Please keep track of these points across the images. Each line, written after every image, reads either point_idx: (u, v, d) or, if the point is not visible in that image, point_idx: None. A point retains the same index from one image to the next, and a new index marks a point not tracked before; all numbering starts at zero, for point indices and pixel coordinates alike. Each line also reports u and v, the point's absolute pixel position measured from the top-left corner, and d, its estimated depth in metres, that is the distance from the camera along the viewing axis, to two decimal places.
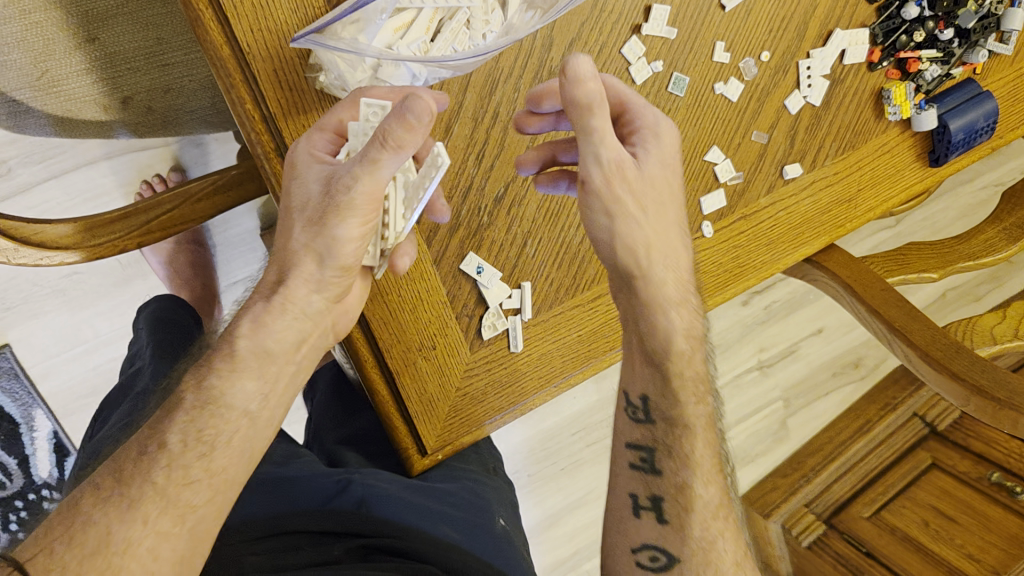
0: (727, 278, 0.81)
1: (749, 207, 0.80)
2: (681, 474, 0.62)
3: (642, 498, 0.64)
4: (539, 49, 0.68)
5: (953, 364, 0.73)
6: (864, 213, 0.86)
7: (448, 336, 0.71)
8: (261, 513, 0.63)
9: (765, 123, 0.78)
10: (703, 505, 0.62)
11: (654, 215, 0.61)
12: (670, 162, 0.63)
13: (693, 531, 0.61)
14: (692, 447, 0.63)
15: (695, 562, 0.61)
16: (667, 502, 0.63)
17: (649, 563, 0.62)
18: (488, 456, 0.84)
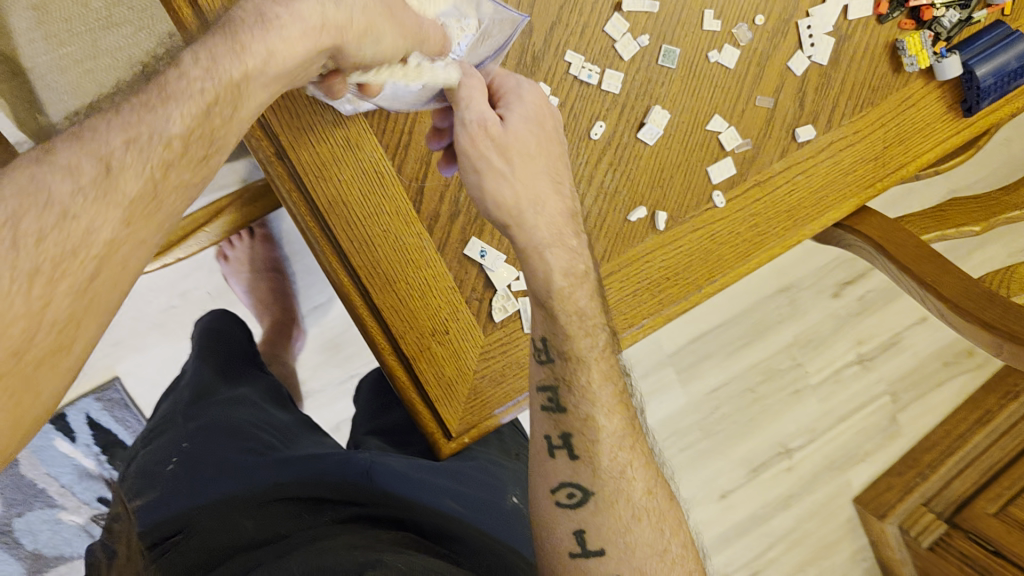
0: (748, 247, 0.81)
1: (763, 172, 0.79)
2: (582, 410, 0.73)
3: (555, 438, 0.74)
4: (520, 37, 0.70)
5: (985, 315, 0.70)
6: (895, 170, 0.83)
7: (460, 319, 0.74)
8: (258, 480, 0.72)
9: (769, 87, 0.78)
10: (610, 435, 0.74)
11: (519, 158, 0.66)
12: (539, 115, 0.68)
13: (603, 462, 0.73)
14: (585, 376, 0.73)
15: (608, 492, 0.72)
16: (576, 439, 0.73)
17: (567, 500, 0.72)
18: (510, 442, 0.91)
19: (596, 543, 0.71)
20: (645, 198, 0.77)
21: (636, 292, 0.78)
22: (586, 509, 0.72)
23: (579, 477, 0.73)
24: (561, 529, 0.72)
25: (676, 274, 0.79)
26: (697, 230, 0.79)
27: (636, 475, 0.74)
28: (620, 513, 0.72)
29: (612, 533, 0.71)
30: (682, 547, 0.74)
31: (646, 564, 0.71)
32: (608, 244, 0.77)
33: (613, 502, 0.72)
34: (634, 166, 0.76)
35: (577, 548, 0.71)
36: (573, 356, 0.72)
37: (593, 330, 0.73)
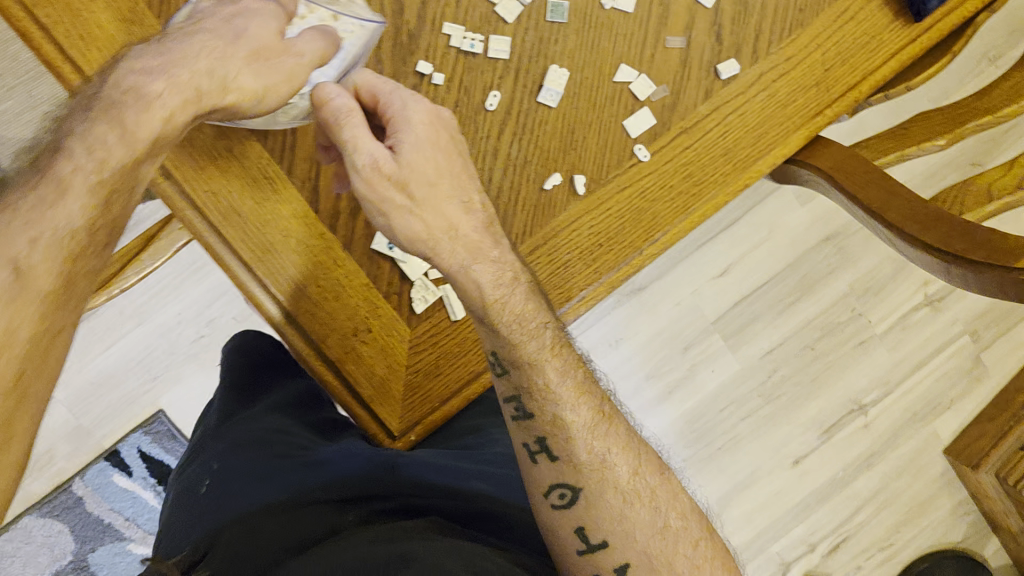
0: (687, 200, 0.75)
1: (688, 118, 0.74)
2: (549, 409, 0.69)
3: (533, 445, 0.69)
4: (392, 15, 0.68)
5: (928, 237, 0.63)
6: (842, 95, 0.76)
7: (381, 314, 0.72)
8: (287, 485, 0.70)
9: (679, 25, 0.73)
10: (581, 428, 0.69)
11: (426, 197, 0.62)
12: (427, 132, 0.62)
13: (581, 456, 0.68)
14: (543, 377, 0.69)
15: (593, 484, 0.67)
16: (550, 440, 0.68)
17: (558, 502, 0.67)
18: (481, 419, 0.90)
19: (598, 536, 0.66)
20: (559, 164, 0.73)
21: (567, 265, 0.74)
22: (577, 506, 0.67)
23: (564, 476, 0.67)
24: (562, 530, 0.66)
25: (608, 239, 0.74)
26: (624, 190, 0.74)
27: (618, 460, 0.69)
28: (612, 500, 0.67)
29: (608, 521, 0.67)
30: (685, 522, 0.68)
31: (651, 546, 0.66)
32: (526, 220, 0.73)
33: (602, 492, 0.67)
34: (542, 132, 0.72)
35: (581, 544, 0.66)
36: (526, 360, 0.68)
37: (537, 330, 0.69)
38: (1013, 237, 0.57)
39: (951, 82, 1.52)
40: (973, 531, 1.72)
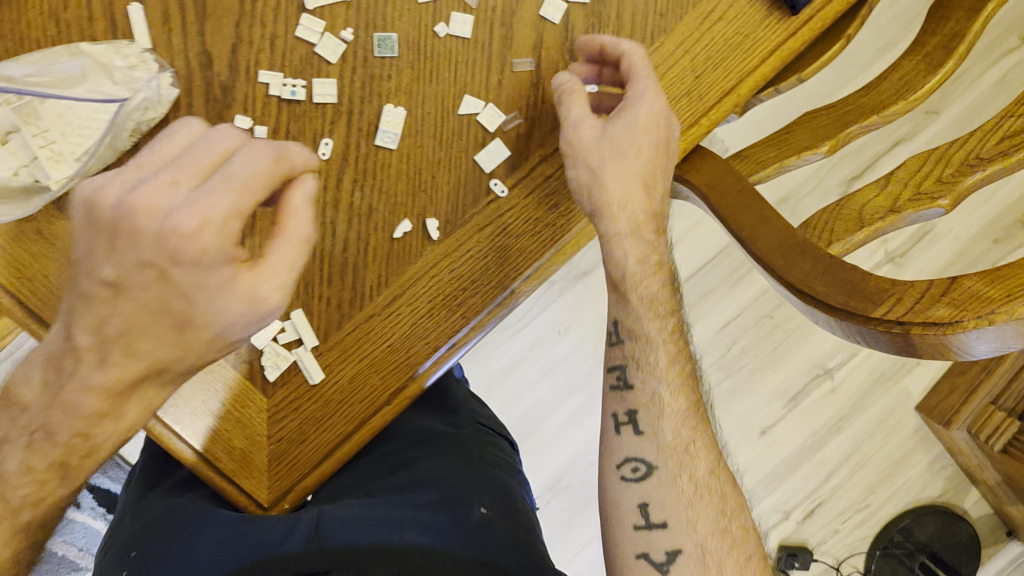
0: (555, 232, 0.70)
1: (545, 146, 0.68)
2: (650, 385, 0.72)
3: (621, 416, 0.72)
4: (199, 69, 0.62)
5: (790, 274, 0.57)
6: (717, 101, 0.69)
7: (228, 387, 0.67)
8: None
9: (526, 47, 0.66)
10: (673, 414, 0.71)
11: (609, 173, 0.66)
12: (664, 125, 0.66)
13: (666, 437, 0.70)
14: (654, 355, 0.72)
15: (672, 466, 0.69)
16: (641, 414, 0.71)
17: (632, 475, 0.70)
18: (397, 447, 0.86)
19: (659, 516, 0.68)
20: (408, 209, 0.67)
21: (430, 313, 0.69)
22: (650, 483, 0.69)
23: (645, 451, 0.70)
24: (626, 502, 0.69)
25: (473, 281, 0.69)
26: (484, 228, 0.68)
27: (699, 451, 0.71)
28: (684, 489, 0.69)
29: (675, 508, 0.68)
30: (743, 530, 0.69)
31: (707, 541, 0.67)
32: (379, 271, 0.68)
33: (677, 476, 0.69)
34: (386, 177, 0.66)
35: (641, 520, 0.68)
36: (643, 336, 0.72)
37: (661, 314, 0.72)
38: (875, 279, 0.52)
39: (897, 28, 1.43)
40: (952, 486, 1.69)
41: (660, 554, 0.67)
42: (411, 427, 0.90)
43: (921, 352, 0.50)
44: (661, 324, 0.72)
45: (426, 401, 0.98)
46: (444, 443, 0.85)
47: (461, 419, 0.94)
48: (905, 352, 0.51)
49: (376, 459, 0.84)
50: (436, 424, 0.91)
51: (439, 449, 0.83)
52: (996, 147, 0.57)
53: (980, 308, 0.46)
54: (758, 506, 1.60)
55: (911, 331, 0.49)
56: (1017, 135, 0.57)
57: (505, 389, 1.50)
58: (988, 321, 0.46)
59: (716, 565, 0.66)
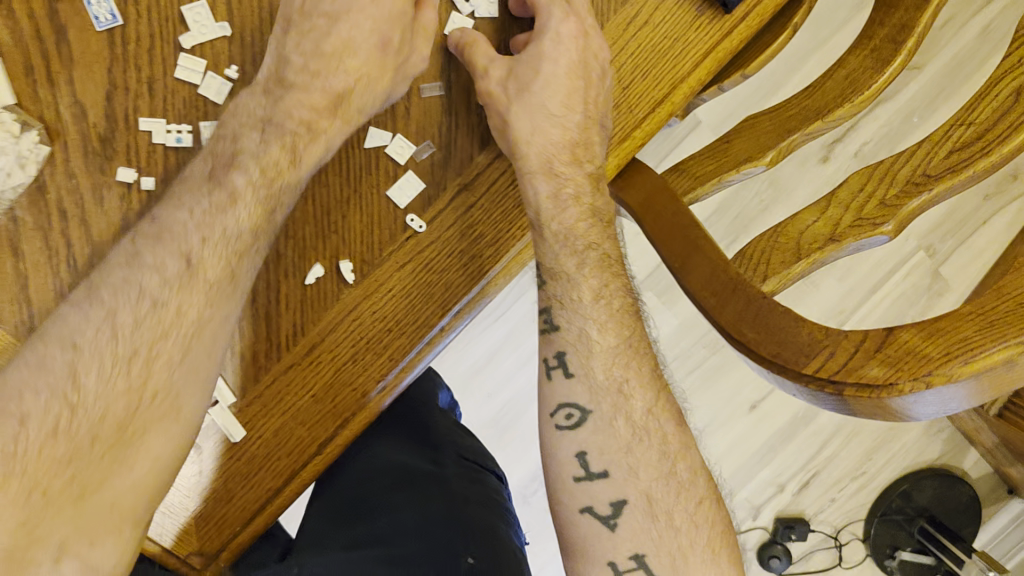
0: (481, 264, 0.64)
1: (464, 173, 0.63)
2: (576, 324, 0.65)
3: (550, 359, 0.66)
4: (72, 122, 0.56)
5: (721, 316, 0.52)
6: (649, 113, 0.64)
7: None
8: None
9: (432, 71, 0.62)
10: (602, 353, 0.65)
11: (521, 112, 0.61)
12: (581, 42, 0.61)
13: (598, 379, 0.65)
14: (577, 293, 0.65)
15: (607, 409, 0.64)
16: (570, 355, 0.65)
17: (566, 422, 0.65)
18: (376, 484, 0.81)
19: (598, 465, 0.64)
20: (319, 252, 0.62)
21: (355, 358, 0.65)
22: (585, 429, 0.64)
23: (577, 395, 0.65)
24: (563, 451, 0.65)
25: (398, 322, 0.64)
26: (405, 265, 0.63)
27: (634, 391, 0.65)
28: (621, 432, 0.64)
29: (615, 452, 0.64)
30: (690, 471, 0.65)
31: (652, 488, 0.64)
32: (295, 319, 0.63)
33: (612, 420, 0.64)
34: (292, 220, 0.61)
35: (580, 471, 0.64)
36: (563, 273, 0.65)
37: (584, 250, 0.65)
38: (807, 326, 0.48)
39: None
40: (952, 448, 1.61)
41: (605, 507, 0.64)
42: (391, 463, 0.84)
43: (859, 410, 0.45)
44: (580, 260, 0.65)
45: (406, 429, 0.91)
46: (424, 484, 0.80)
47: (443, 454, 0.87)
48: (845, 409, 0.46)
49: (358, 506, 0.79)
50: (416, 459, 0.85)
51: (419, 492, 0.79)
52: (943, 164, 0.51)
53: (918, 369, 0.42)
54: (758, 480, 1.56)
55: (845, 391, 0.44)
56: (965, 147, 0.51)
57: (483, 380, 1.44)
58: (925, 384, 0.42)
59: (665, 516, 0.63)
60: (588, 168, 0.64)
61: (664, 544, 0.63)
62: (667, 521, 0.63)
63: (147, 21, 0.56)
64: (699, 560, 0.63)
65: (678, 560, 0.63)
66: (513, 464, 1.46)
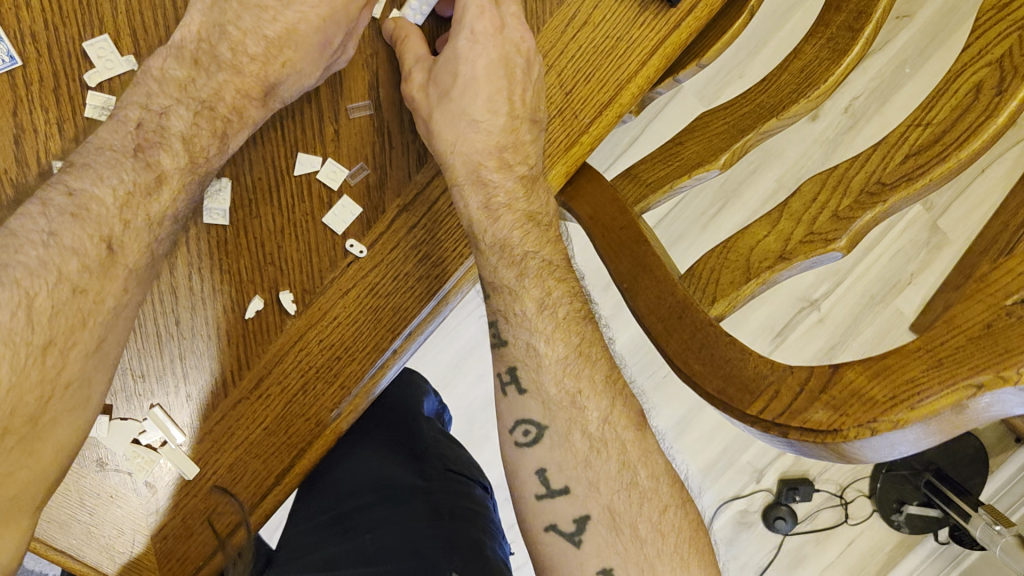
0: (430, 284, 0.61)
1: (403, 194, 0.60)
2: (524, 339, 0.62)
3: (503, 374, 0.63)
4: None
5: (669, 345, 0.49)
6: (596, 117, 0.60)
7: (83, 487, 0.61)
8: None
9: (361, 90, 0.59)
10: (552, 365, 0.62)
11: (442, 119, 0.58)
12: (500, 38, 0.58)
13: (551, 393, 0.62)
14: (520, 306, 0.62)
15: (561, 424, 0.61)
16: (521, 370, 0.62)
17: (524, 439, 0.62)
18: (359, 514, 0.78)
19: (559, 482, 0.61)
20: (257, 285, 0.60)
21: (304, 389, 0.61)
22: (542, 446, 0.62)
23: (531, 411, 0.62)
24: (523, 470, 0.62)
25: (347, 349, 0.61)
26: (347, 293, 0.60)
27: (588, 401, 0.62)
28: (578, 447, 0.61)
29: (573, 467, 0.61)
30: (653, 478, 0.61)
31: (614, 501, 0.60)
32: (238, 354, 0.60)
33: (568, 435, 0.61)
34: (224, 255, 0.59)
35: (541, 488, 0.61)
36: (505, 287, 0.61)
37: (522, 260, 0.61)
38: (753, 361, 0.45)
39: None
40: None
41: (569, 524, 0.61)
42: (376, 479, 0.82)
43: (809, 451, 0.42)
44: (522, 270, 0.61)
45: (394, 441, 0.87)
46: (408, 500, 0.77)
47: (429, 467, 0.82)
48: (795, 449, 0.43)
49: (343, 521, 0.78)
50: (402, 473, 0.82)
51: (402, 509, 0.75)
52: (900, 170, 0.48)
53: (863, 414, 0.39)
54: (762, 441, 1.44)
55: (790, 434, 0.42)
56: (924, 148, 0.47)
57: (475, 362, 1.34)
58: (870, 431, 0.39)
59: (629, 528, 0.60)
60: (520, 169, 0.61)
61: (630, 557, 0.59)
62: (631, 533, 0.60)
63: (49, 59, 0.54)
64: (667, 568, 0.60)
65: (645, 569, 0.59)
66: None
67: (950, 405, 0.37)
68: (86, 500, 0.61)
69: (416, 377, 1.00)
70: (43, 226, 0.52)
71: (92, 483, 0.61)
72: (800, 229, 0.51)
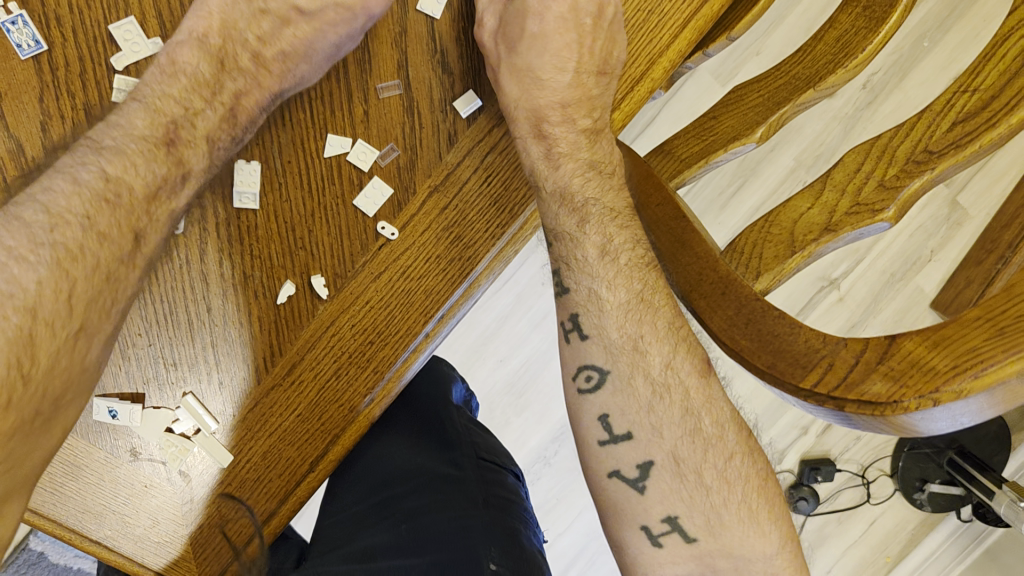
0: (462, 266, 0.60)
1: (433, 175, 0.59)
2: (584, 284, 0.60)
3: (566, 322, 0.61)
4: (9, 159, 0.53)
5: (714, 318, 0.48)
6: (628, 93, 0.61)
7: (119, 477, 0.60)
8: None
9: (389, 69, 0.58)
10: (614, 310, 0.59)
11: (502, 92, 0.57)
12: (527, 12, 0.57)
13: (613, 337, 0.59)
14: (582, 251, 0.60)
15: (625, 368, 0.59)
16: (583, 316, 0.60)
17: (587, 385, 0.60)
18: (393, 504, 0.77)
19: (622, 427, 0.59)
20: (288, 270, 0.59)
21: (337, 374, 0.60)
22: (605, 392, 0.60)
23: (594, 356, 0.60)
24: (586, 415, 0.61)
25: (380, 333, 0.60)
26: (379, 276, 0.59)
27: (658, 349, 0.59)
28: (640, 391, 0.59)
29: (636, 413, 0.59)
30: (718, 425, 0.60)
31: (679, 447, 0.59)
32: (270, 340, 0.60)
33: (631, 379, 0.59)
34: (255, 240, 0.58)
35: (604, 434, 0.60)
36: (566, 233, 0.60)
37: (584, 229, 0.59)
38: (804, 334, 0.44)
39: None
40: None
41: (633, 469, 0.59)
42: (409, 468, 0.82)
43: (861, 423, 0.42)
44: (581, 218, 0.60)
45: (424, 431, 0.87)
46: (444, 488, 0.76)
47: (461, 454, 0.82)
48: (850, 421, 0.42)
49: (380, 511, 0.77)
50: (435, 463, 0.81)
51: (439, 497, 0.75)
52: (946, 137, 0.46)
53: (923, 385, 0.38)
54: (784, 419, 1.43)
55: (846, 408, 0.41)
56: (970, 117, 0.46)
57: (496, 346, 1.33)
58: (932, 402, 0.38)
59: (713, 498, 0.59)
60: (586, 120, 0.59)
61: (696, 505, 0.59)
62: (697, 481, 0.59)
63: (74, 43, 0.53)
64: (733, 519, 0.59)
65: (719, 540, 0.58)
66: (526, 433, 1.36)
67: (1017, 373, 0.35)
68: (120, 490, 0.60)
69: (443, 365, 0.99)
70: (74, 224, 0.51)
71: (126, 472, 0.60)
72: (846, 201, 0.50)
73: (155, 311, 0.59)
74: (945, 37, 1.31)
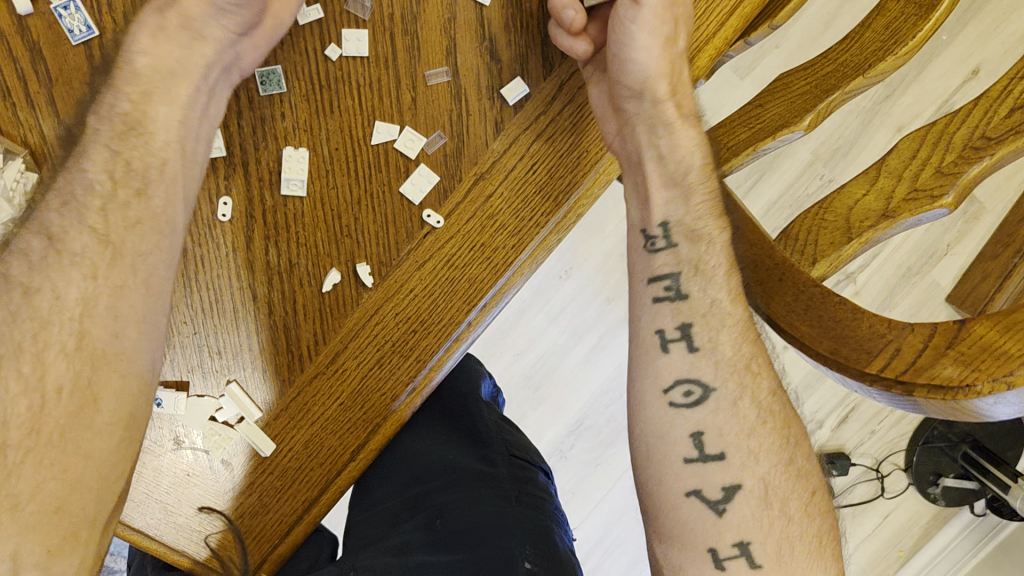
0: (506, 255, 0.59)
1: (480, 163, 0.59)
2: (708, 293, 0.59)
3: (670, 330, 0.59)
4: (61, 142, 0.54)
5: (773, 305, 0.48)
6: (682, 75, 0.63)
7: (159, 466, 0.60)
8: None
9: (436, 56, 0.58)
10: (736, 325, 0.58)
11: None
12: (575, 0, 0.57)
13: (729, 352, 0.58)
14: (715, 259, 0.59)
15: (733, 388, 0.58)
16: (698, 327, 0.58)
17: (685, 399, 0.58)
18: (424, 500, 0.77)
19: (716, 447, 0.57)
20: (334, 257, 0.59)
21: (380, 363, 0.60)
22: (705, 409, 0.57)
23: (703, 371, 0.58)
24: (676, 430, 0.58)
25: (422, 322, 0.60)
26: (423, 264, 0.59)
27: (732, 357, 0.58)
28: (748, 415, 0.57)
29: (736, 433, 0.57)
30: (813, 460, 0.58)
31: (770, 475, 0.56)
32: (314, 328, 0.59)
33: (739, 400, 0.57)
34: (302, 227, 0.58)
35: (694, 452, 0.57)
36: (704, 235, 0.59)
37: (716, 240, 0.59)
38: (869, 319, 0.44)
39: None
40: None
41: (716, 491, 0.56)
42: (439, 463, 0.82)
43: (928, 407, 0.42)
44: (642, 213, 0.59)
45: (455, 429, 0.87)
46: (475, 483, 0.76)
47: (493, 451, 0.82)
48: (919, 404, 0.42)
49: (412, 507, 0.77)
50: (466, 460, 0.81)
51: (471, 492, 0.75)
52: (1005, 123, 0.46)
53: (997, 367, 0.38)
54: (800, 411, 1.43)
55: (914, 393, 0.41)
56: None
57: (513, 340, 1.33)
58: (1006, 385, 0.38)
59: (780, 504, 0.56)
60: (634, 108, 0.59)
61: (774, 532, 0.55)
62: (781, 511, 0.56)
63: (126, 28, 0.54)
64: (806, 535, 0.55)
65: (784, 548, 0.55)
66: (543, 426, 1.36)
67: None
68: (163, 479, 0.60)
69: (471, 362, 0.99)
70: None
71: (168, 462, 0.60)
72: (902, 187, 0.50)
73: (201, 298, 0.59)
74: (963, 31, 1.30)
